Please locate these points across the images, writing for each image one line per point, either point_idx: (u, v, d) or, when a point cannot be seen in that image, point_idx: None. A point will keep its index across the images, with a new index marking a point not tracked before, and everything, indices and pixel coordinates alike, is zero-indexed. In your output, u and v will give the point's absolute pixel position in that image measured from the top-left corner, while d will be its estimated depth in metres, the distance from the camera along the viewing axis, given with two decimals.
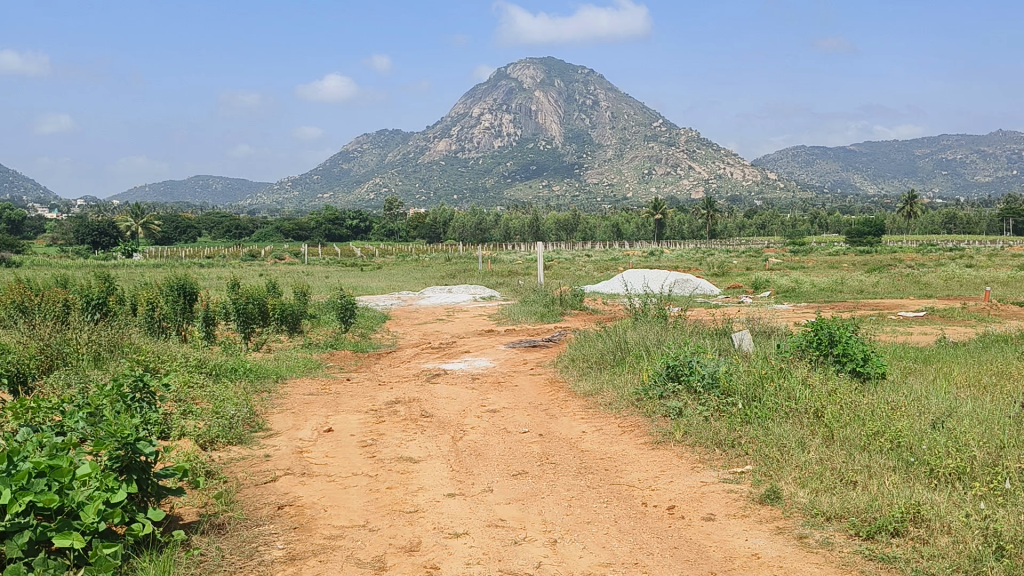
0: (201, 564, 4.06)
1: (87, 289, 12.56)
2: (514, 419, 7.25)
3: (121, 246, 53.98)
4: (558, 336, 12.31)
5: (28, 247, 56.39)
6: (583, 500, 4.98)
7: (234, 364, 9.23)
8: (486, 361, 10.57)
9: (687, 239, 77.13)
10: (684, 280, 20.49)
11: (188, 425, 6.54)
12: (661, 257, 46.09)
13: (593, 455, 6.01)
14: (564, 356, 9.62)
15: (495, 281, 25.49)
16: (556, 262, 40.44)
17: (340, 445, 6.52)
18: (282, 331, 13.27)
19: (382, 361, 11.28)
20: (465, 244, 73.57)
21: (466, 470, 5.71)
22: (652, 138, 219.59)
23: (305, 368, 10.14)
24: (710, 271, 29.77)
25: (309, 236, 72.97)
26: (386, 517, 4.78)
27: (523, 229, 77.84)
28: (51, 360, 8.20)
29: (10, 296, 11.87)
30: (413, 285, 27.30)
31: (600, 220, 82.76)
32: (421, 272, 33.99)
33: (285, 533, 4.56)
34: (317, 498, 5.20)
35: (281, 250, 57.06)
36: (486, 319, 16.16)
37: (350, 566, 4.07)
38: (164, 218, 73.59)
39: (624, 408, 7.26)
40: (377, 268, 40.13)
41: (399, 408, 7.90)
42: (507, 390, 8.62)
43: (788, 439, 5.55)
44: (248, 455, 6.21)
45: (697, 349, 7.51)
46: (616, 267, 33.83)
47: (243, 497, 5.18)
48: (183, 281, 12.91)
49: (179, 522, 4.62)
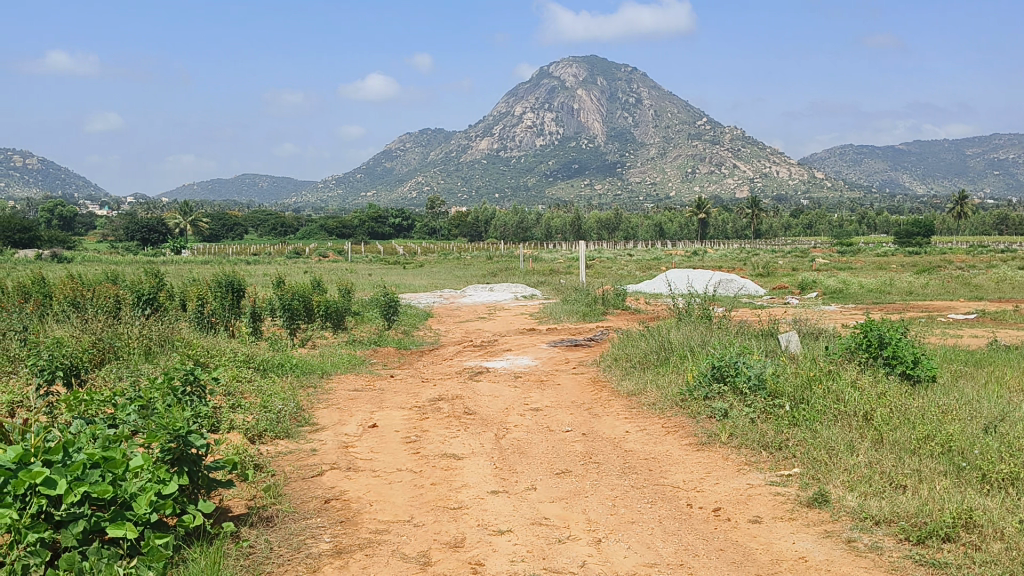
0: (250, 555, 4.13)
1: (138, 285, 12.82)
2: (558, 418, 7.24)
3: (170, 245, 54.77)
4: (600, 336, 12.24)
5: (80, 243, 57.60)
6: (628, 500, 4.97)
7: (281, 359, 9.37)
8: (528, 359, 10.58)
9: (731, 238, 76.17)
10: (727, 281, 20.26)
11: (236, 418, 6.68)
12: (706, 256, 45.64)
13: (637, 456, 5.99)
14: (607, 356, 9.59)
15: (535, 280, 25.45)
16: (598, 261, 40.21)
17: (385, 441, 6.58)
18: (326, 327, 13.44)
19: (425, 359, 11.36)
20: (507, 243, 73.54)
21: (509, 468, 5.73)
22: (695, 137, 217.76)
23: (349, 365, 10.20)
24: (755, 272, 29.37)
25: (352, 234, 73.52)
26: (430, 512, 4.82)
27: (564, 228, 77.80)
28: (103, 353, 8.38)
29: (64, 291, 12.16)
30: (454, 283, 27.35)
31: (642, 219, 82.26)
32: (462, 271, 34.03)
33: (332, 526, 4.62)
34: (363, 492, 5.26)
35: (326, 248, 57.68)
36: (527, 318, 16.12)
37: (396, 560, 4.11)
38: (212, 216, 74.68)
39: (669, 408, 7.23)
40: (419, 265, 40.45)
41: (442, 405, 7.94)
42: (551, 388, 8.61)
43: (837, 442, 5.48)
44: (295, 449, 6.29)
45: (743, 349, 7.43)
46: (658, 268, 33.48)
47: (291, 490, 5.26)
48: (231, 278, 13.13)
49: (229, 514, 4.69)
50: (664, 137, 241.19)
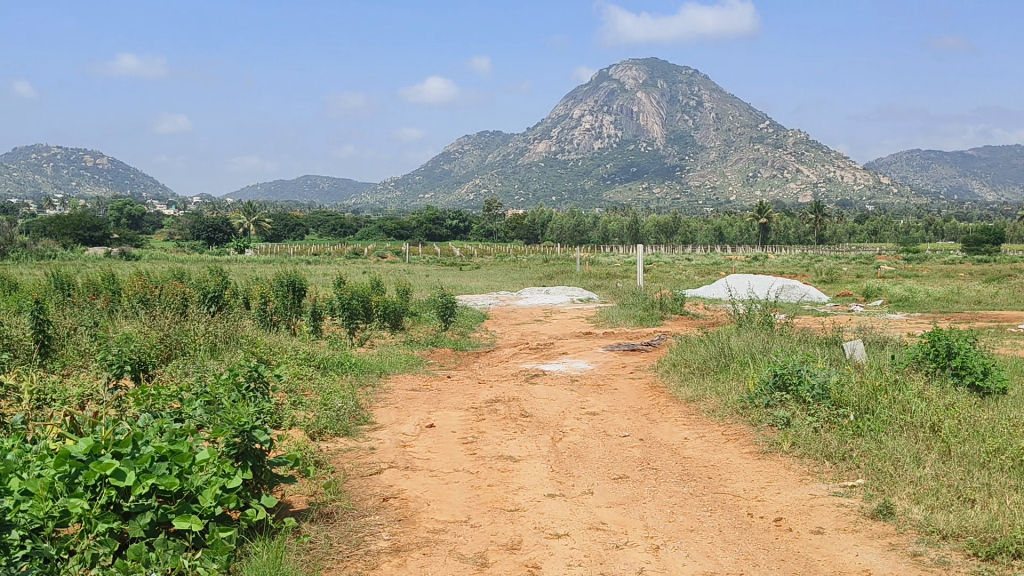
0: (311, 551, 4.20)
1: (204, 283, 13.14)
2: (615, 423, 7.20)
3: (233, 245, 55.88)
4: (658, 340, 12.15)
5: (148, 241, 59.19)
6: (686, 508, 4.91)
7: (340, 358, 9.51)
8: (584, 364, 10.53)
9: (794, 243, 74.68)
10: (790, 287, 19.94)
11: (298, 415, 6.80)
12: (767, 262, 44.99)
13: (695, 463, 5.93)
14: (665, 361, 9.50)
15: (592, 284, 25.32)
16: (656, 265, 39.94)
17: (442, 441, 6.61)
18: (385, 327, 13.58)
19: (480, 360, 11.39)
20: (563, 246, 73.52)
21: (566, 471, 5.72)
22: (757, 141, 214.56)
23: (407, 365, 10.29)
24: (819, 279, 28.79)
25: (410, 235, 74.28)
26: (487, 514, 4.83)
27: (621, 232, 77.45)
28: (170, 349, 8.59)
29: (134, 288, 12.51)
30: (512, 285, 27.36)
31: (701, 222, 81.23)
32: (518, 274, 34.03)
33: (390, 525, 4.66)
34: (420, 491, 5.30)
35: (384, 249, 58.35)
36: (584, 321, 16.04)
37: (453, 561, 4.13)
38: (275, 217, 76.17)
39: (729, 416, 7.14)
40: (476, 267, 40.65)
41: (498, 407, 7.97)
42: (607, 393, 8.58)
43: (903, 454, 5.35)
44: (355, 447, 6.37)
45: (807, 358, 7.31)
46: (719, 273, 32.96)
47: (350, 487, 5.33)
48: (293, 278, 13.36)
49: (290, 509, 4.77)
50: (725, 140, 238.21)
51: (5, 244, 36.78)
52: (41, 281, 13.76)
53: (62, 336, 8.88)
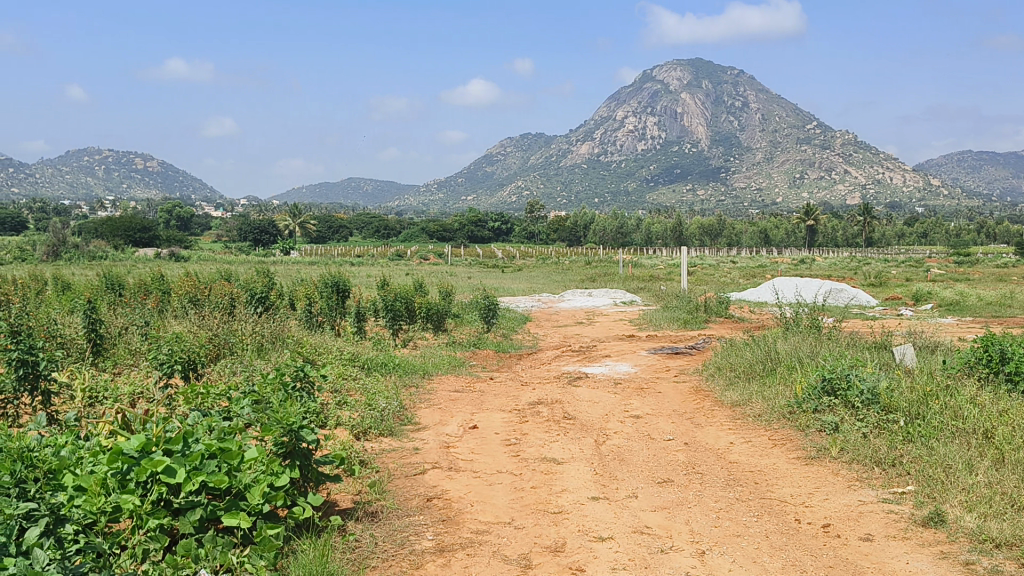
0: (356, 549, 4.24)
1: (251, 284, 13.33)
2: (659, 427, 7.17)
3: (279, 247, 56.58)
4: (702, 344, 12.05)
5: (197, 242, 60.21)
6: (732, 513, 4.86)
7: (385, 359, 9.59)
8: (627, 367, 10.47)
9: (841, 246, 73.46)
10: (838, 291, 19.64)
11: (344, 416, 6.88)
12: (813, 264, 44.32)
13: (742, 468, 5.86)
14: (710, 365, 9.43)
15: (635, 286, 25.24)
16: (700, 268, 39.68)
17: (485, 442, 6.64)
18: (427, 328, 13.65)
19: (523, 362, 11.40)
20: (606, 248, 73.32)
21: (610, 474, 5.70)
22: (803, 142, 211.69)
23: (450, 366, 10.35)
24: (866, 282, 28.27)
25: (452, 237, 74.67)
26: (530, 515, 4.84)
27: (665, 234, 76.91)
28: (219, 349, 8.73)
29: (183, 289, 12.74)
30: (554, 287, 27.29)
31: (746, 224, 80.30)
32: (560, 276, 33.98)
33: (434, 525, 4.69)
34: (464, 492, 5.32)
35: (426, 250, 58.76)
36: (627, 324, 15.98)
37: (497, 561, 4.14)
38: (320, 218, 77.06)
39: (776, 421, 7.06)
40: (519, 268, 40.74)
41: (542, 408, 7.97)
42: (651, 396, 8.54)
43: (955, 460, 5.23)
44: (398, 447, 6.42)
45: (856, 362, 7.19)
46: (765, 276, 32.56)
47: (394, 487, 5.37)
48: (337, 279, 13.49)
49: (336, 508, 4.82)
50: (771, 141, 235.44)
51: (58, 246, 37.71)
52: (93, 282, 14.07)
53: (114, 335, 9.07)
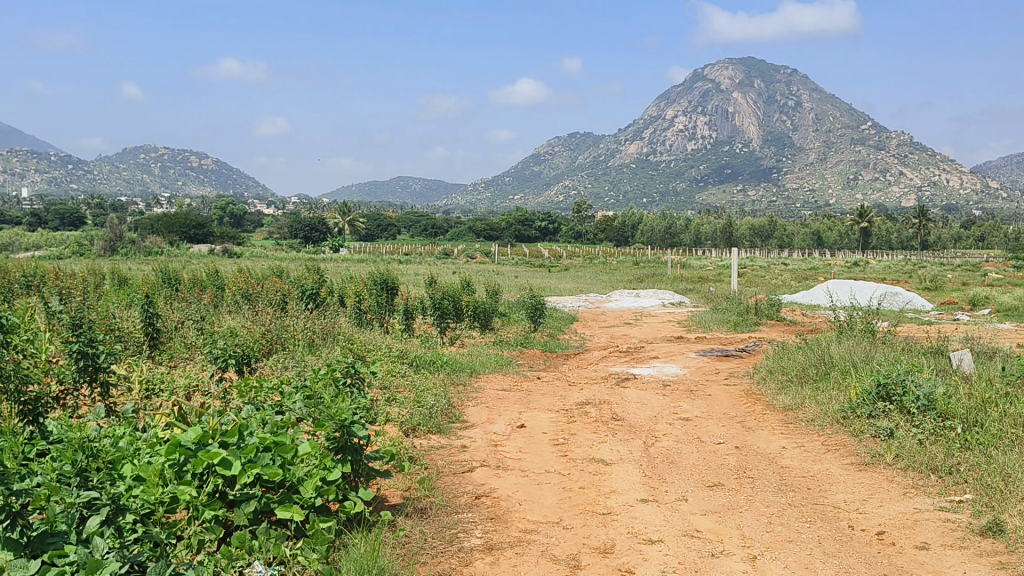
0: (406, 544, 4.28)
1: (302, 281, 13.50)
2: (709, 429, 7.11)
3: (329, 244, 57.15)
4: (753, 346, 11.92)
5: (248, 239, 61.18)
6: (784, 518, 4.81)
7: (433, 356, 9.67)
8: (675, 368, 10.42)
9: (896, 249, 71.91)
10: (892, 294, 19.27)
11: (393, 412, 6.97)
12: (866, 267, 43.54)
13: (794, 473, 5.79)
14: (761, 368, 9.32)
15: (683, 288, 25.07)
16: (750, 269, 39.25)
17: (533, 441, 6.65)
18: (474, 327, 13.73)
19: (570, 362, 11.39)
20: (654, 248, 72.83)
21: (659, 476, 5.68)
22: (857, 143, 207.87)
23: (497, 365, 10.37)
24: (921, 286, 27.69)
25: (499, 236, 74.90)
26: (579, 516, 4.84)
27: (714, 235, 76.09)
28: (272, 344, 8.90)
29: (237, 285, 12.97)
30: (601, 287, 27.19)
31: (798, 226, 79.07)
32: (607, 277, 33.81)
33: (483, 522, 4.71)
34: (512, 491, 5.33)
35: (473, 249, 58.89)
36: (675, 325, 15.86)
37: (546, 561, 4.15)
38: (368, 217, 77.77)
39: (828, 426, 6.96)
40: (565, 268, 40.75)
41: (589, 409, 7.96)
42: (702, 398, 8.48)
43: (1015, 470, 5.09)
44: (447, 444, 6.45)
45: (913, 367, 7.07)
46: (816, 278, 32.03)
47: (443, 484, 5.41)
48: (386, 276, 13.63)
49: (386, 502, 4.88)
50: (824, 140, 231.61)
51: (115, 241, 38.62)
52: (150, 276, 14.38)
53: (169, 329, 9.28)
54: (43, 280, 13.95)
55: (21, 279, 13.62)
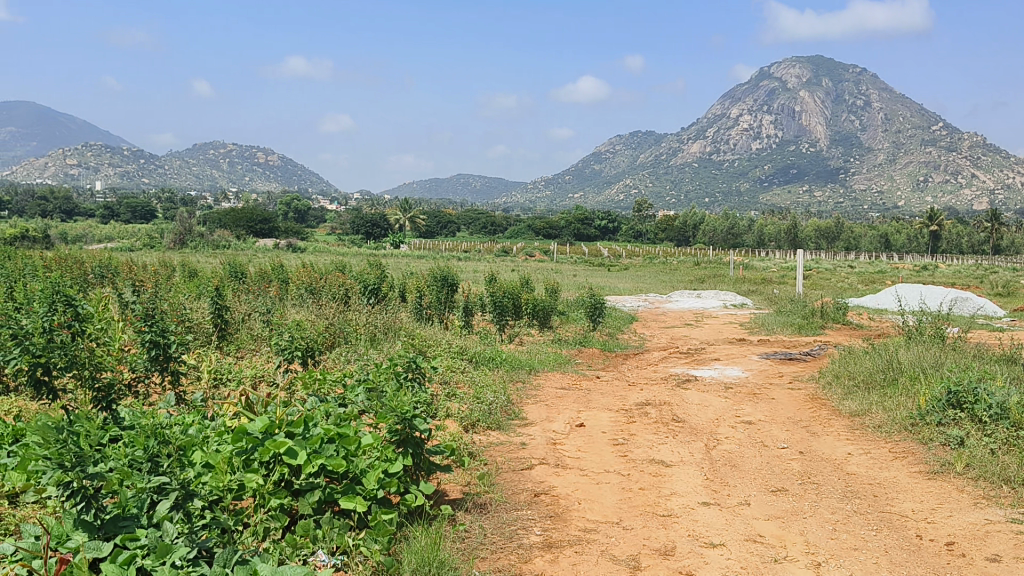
0: (466, 539, 4.32)
1: (364, 276, 13.69)
2: (772, 433, 7.02)
3: (390, 240, 57.80)
4: (818, 350, 11.71)
5: (313, 234, 62.21)
6: (850, 526, 4.72)
7: (492, 354, 9.72)
8: (737, 371, 10.29)
9: (967, 253, 69.73)
10: (963, 299, 18.73)
11: (453, 407, 7.05)
12: (935, 272, 42.40)
13: (860, 480, 5.68)
14: (826, 373, 9.14)
15: (746, 289, 24.73)
16: (814, 272, 38.57)
17: (592, 441, 6.63)
18: (533, 324, 13.76)
19: (629, 362, 11.33)
20: (715, 249, 71.94)
21: (721, 480, 5.62)
22: (928, 144, 202.32)
23: (556, 363, 10.38)
24: (994, 291, 26.83)
25: (558, 234, 74.92)
26: (639, 517, 4.82)
27: (778, 236, 74.83)
28: (335, 337, 9.06)
29: (301, 279, 13.21)
30: (662, 288, 26.98)
31: (866, 228, 77.26)
32: (667, 277, 33.56)
33: (542, 520, 4.72)
34: (571, 490, 5.33)
35: (533, 247, 58.93)
36: (737, 327, 15.68)
37: (606, 561, 4.15)
38: (429, 214, 78.46)
39: (896, 433, 6.81)
40: (626, 268, 40.59)
41: (649, 410, 7.90)
42: (764, 402, 8.35)
43: None
44: (506, 441, 6.49)
45: (986, 375, 6.85)
46: (884, 282, 31.22)
47: (502, 481, 5.44)
48: (447, 273, 13.73)
49: (446, 498, 4.93)
50: (893, 140, 225.95)
51: (185, 234, 39.59)
52: (218, 269, 14.73)
53: (237, 321, 9.51)
54: (117, 271, 14.38)
55: (96, 270, 14.06)
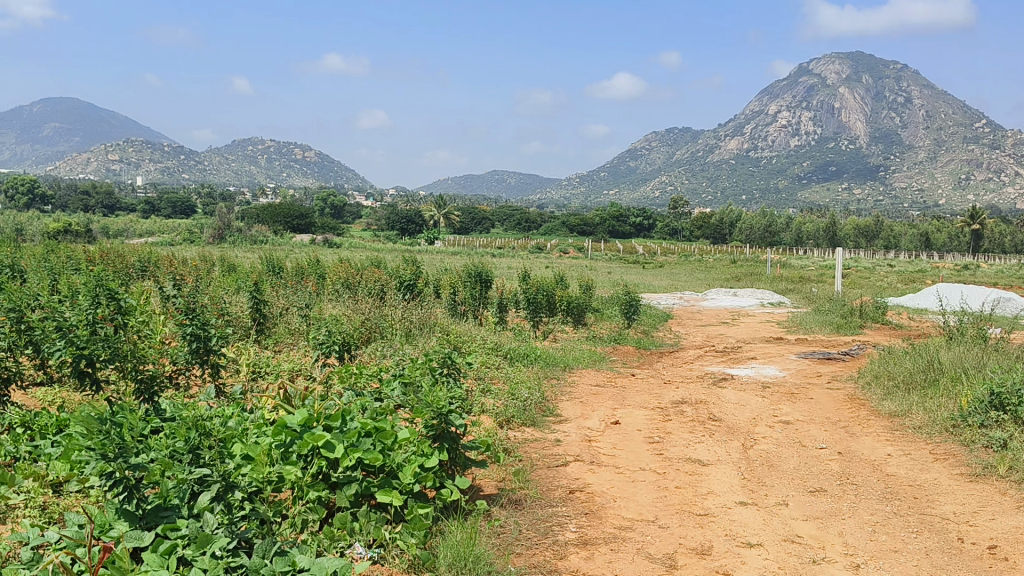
0: (501, 534, 4.33)
1: (399, 272, 13.76)
2: (810, 433, 6.94)
3: (425, 236, 57.99)
4: (858, 350, 11.55)
5: (348, 230, 62.62)
6: (889, 528, 4.66)
7: (527, 350, 9.72)
8: (775, 370, 10.19)
9: (1011, 253, 68.19)
10: (1008, 300, 18.33)
11: (488, 404, 7.07)
12: (979, 271, 41.56)
13: (900, 481, 5.60)
14: (865, 373, 9.02)
15: (783, 287, 24.47)
16: (854, 270, 38.01)
17: (627, 439, 6.61)
18: (567, 322, 13.74)
19: (665, 360, 11.26)
20: (751, 247, 71.19)
21: (758, 480, 5.57)
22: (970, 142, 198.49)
23: (591, 360, 10.35)
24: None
25: (593, 231, 74.71)
26: (675, 516, 4.79)
27: (817, 234, 73.78)
28: (371, 331, 9.14)
29: (338, 274, 13.31)
30: (698, 285, 26.78)
31: (907, 226, 75.94)
32: (704, 274, 33.30)
33: (577, 517, 4.72)
34: (606, 487, 5.32)
35: (567, 244, 58.78)
36: (774, 326, 15.51)
37: (642, 560, 4.13)
38: (463, 210, 78.61)
39: (937, 434, 6.70)
40: (661, 265, 40.28)
41: (685, 408, 7.85)
42: (802, 402, 8.27)
43: None
44: (541, 438, 6.48)
45: None
46: (925, 281, 30.62)
47: (537, 477, 5.44)
48: (481, 270, 13.76)
49: (481, 493, 4.95)
50: (935, 137, 221.94)
51: (223, 229, 40.06)
52: (256, 264, 14.89)
53: (275, 316, 9.62)
54: (158, 264, 14.61)
55: (138, 264, 14.29)
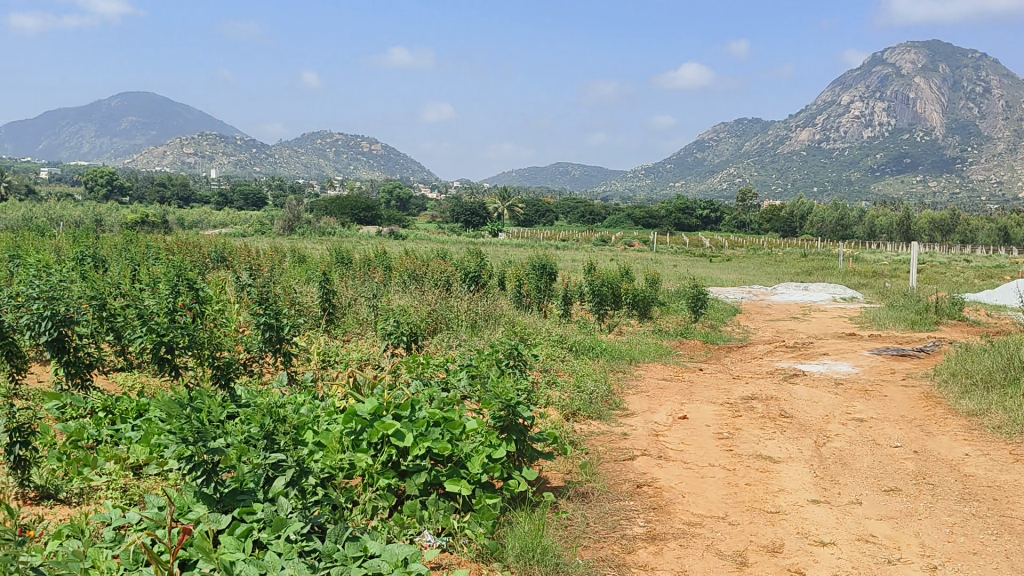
0: (568, 527, 4.35)
1: (464, 263, 13.84)
2: (885, 432, 6.77)
3: (489, 229, 58.16)
4: (933, 347, 11.23)
5: (414, 222, 63.22)
6: (967, 529, 4.55)
7: (593, 343, 9.70)
8: (847, 367, 9.96)
9: None
10: None
11: (554, 396, 7.10)
12: None
13: (978, 482, 5.44)
14: (942, 371, 8.76)
15: (856, 282, 23.87)
16: (929, 265, 36.83)
17: (695, 434, 6.56)
18: (633, 315, 13.64)
19: (732, 355, 11.10)
20: (821, 240, 69.60)
21: (830, 478, 5.48)
22: None
23: (657, 354, 10.27)
24: None
25: (658, 223, 74.05)
26: (746, 513, 4.75)
27: (890, 227, 71.64)
28: (437, 323, 9.24)
29: (404, 265, 13.47)
30: (766, 279, 26.32)
31: (986, 220, 73.20)
32: (773, 268, 32.68)
33: (644, 512, 4.70)
34: (674, 483, 5.29)
35: (631, 236, 58.36)
36: (846, 321, 15.16)
37: (712, 556, 4.10)
38: (527, 202, 78.59)
39: (1019, 435, 6.47)
40: (728, 259, 39.68)
41: (755, 404, 7.74)
42: (876, 399, 8.07)
43: None
44: (607, 431, 6.47)
45: None
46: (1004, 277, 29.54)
47: (604, 470, 5.44)
48: (546, 262, 13.75)
49: (548, 484, 4.97)
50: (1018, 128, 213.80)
51: (293, 221, 40.78)
52: (324, 254, 15.14)
53: (344, 306, 9.78)
54: (232, 255, 14.97)
55: (212, 254, 14.65)
